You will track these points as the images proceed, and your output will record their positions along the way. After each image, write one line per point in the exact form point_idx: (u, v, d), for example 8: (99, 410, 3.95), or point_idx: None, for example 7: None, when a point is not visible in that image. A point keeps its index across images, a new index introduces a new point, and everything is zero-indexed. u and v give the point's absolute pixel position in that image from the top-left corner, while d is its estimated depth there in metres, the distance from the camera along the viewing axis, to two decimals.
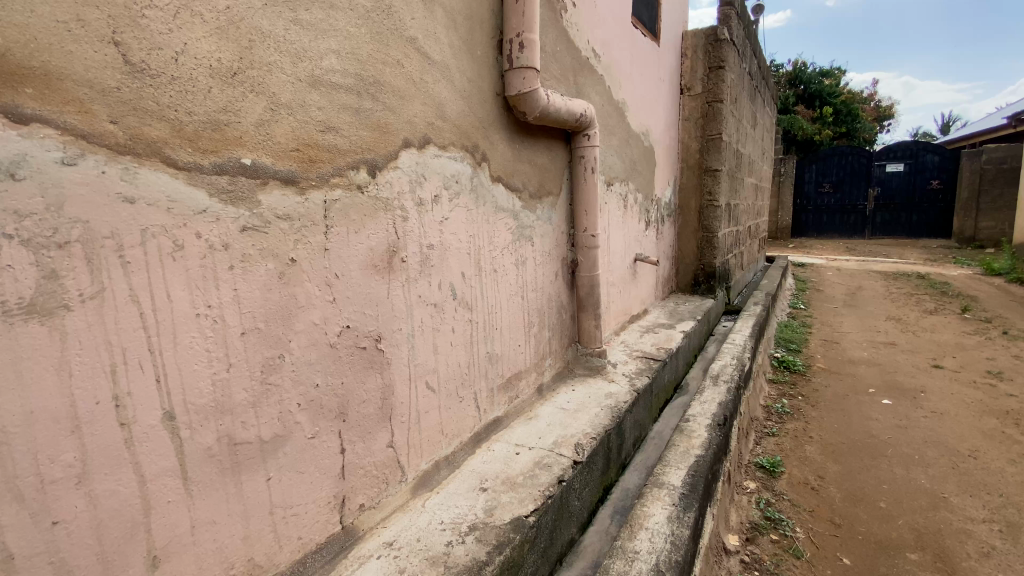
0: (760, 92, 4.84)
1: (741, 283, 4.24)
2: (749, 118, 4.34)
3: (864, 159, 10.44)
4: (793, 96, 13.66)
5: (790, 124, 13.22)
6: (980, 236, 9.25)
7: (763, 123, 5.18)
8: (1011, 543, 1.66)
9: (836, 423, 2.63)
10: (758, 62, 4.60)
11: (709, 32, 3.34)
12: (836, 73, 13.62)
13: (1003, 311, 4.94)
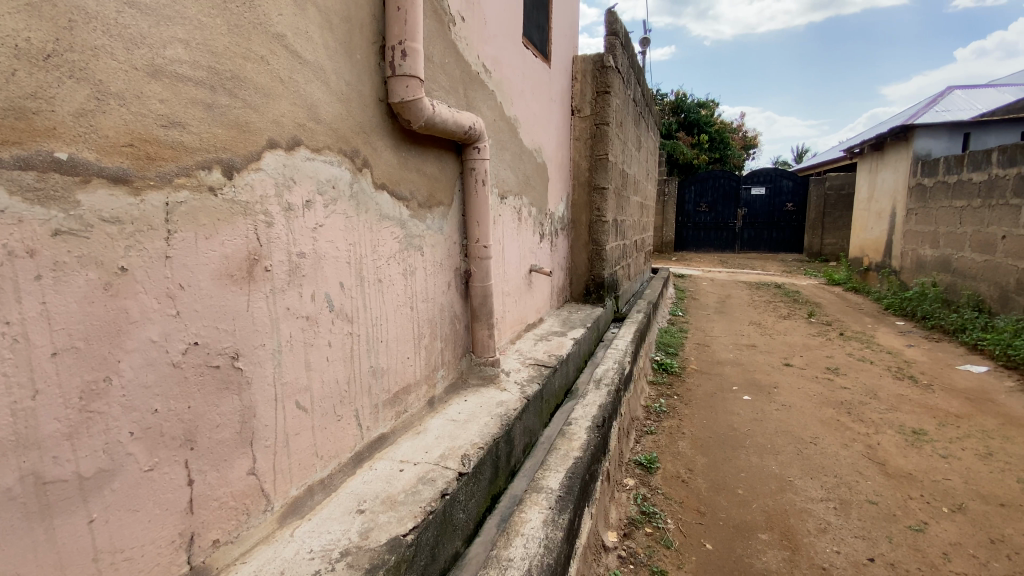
0: (644, 118, 5.25)
1: (628, 292, 4.54)
2: (634, 141, 4.69)
3: (733, 183, 11.73)
4: (674, 123, 14.98)
5: (673, 149, 14.49)
6: (825, 252, 10.75)
7: (647, 147, 5.61)
8: (843, 518, 1.91)
9: (707, 418, 2.89)
10: (641, 91, 4.98)
11: (596, 59, 3.55)
12: (710, 105, 15.19)
13: (839, 315, 5.78)
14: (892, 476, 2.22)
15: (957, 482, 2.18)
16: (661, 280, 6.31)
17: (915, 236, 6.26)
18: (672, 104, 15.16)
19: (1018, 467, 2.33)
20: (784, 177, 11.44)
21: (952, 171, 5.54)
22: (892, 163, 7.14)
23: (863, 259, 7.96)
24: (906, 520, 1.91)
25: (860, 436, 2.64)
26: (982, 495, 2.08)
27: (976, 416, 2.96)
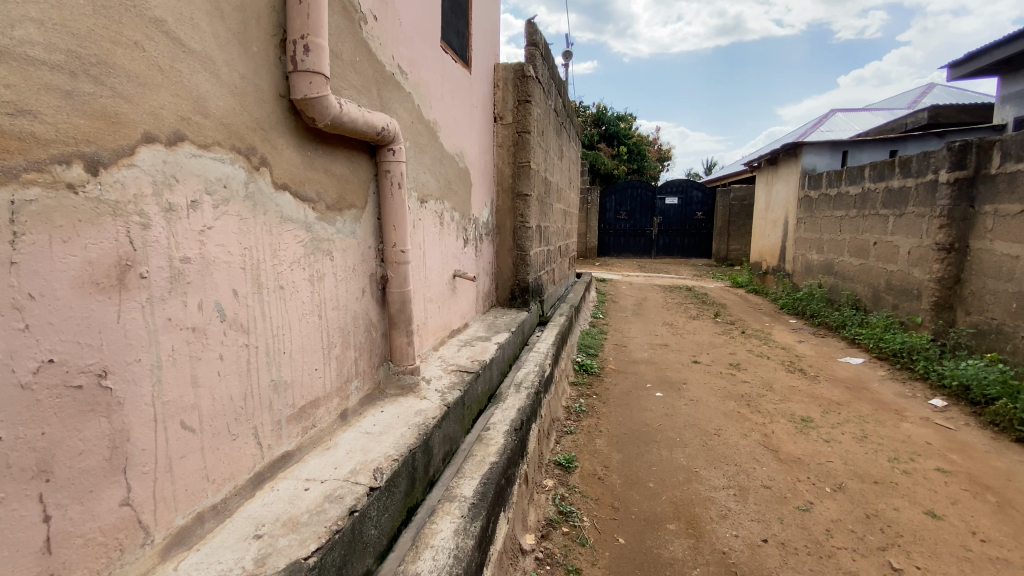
0: (565, 128, 5.39)
1: (553, 296, 4.63)
2: (556, 150, 4.80)
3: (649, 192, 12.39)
4: (596, 135, 15.57)
5: (595, 159, 15.07)
6: (731, 257, 11.62)
7: (569, 156, 5.76)
8: (740, 503, 2.06)
9: (622, 416, 3.02)
10: (562, 101, 5.11)
11: (517, 67, 3.60)
12: (628, 118, 15.97)
13: (742, 315, 6.27)
14: (784, 461, 2.43)
15: (837, 464, 2.42)
16: (584, 284, 6.51)
17: (804, 242, 6.93)
18: (594, 116, 15.77)
19: (886, 447, 2.63)
20: (693, 189, 12.27)
21: (833, 184, 6.20)
22: (785, 176, 7.87)
23: (761, 263, 8.70)
24: (795, 501, 2.09)
25: (758, 426, 2.86)
26: (857, 474, 2.32)
27: (854, 403, 3.31)
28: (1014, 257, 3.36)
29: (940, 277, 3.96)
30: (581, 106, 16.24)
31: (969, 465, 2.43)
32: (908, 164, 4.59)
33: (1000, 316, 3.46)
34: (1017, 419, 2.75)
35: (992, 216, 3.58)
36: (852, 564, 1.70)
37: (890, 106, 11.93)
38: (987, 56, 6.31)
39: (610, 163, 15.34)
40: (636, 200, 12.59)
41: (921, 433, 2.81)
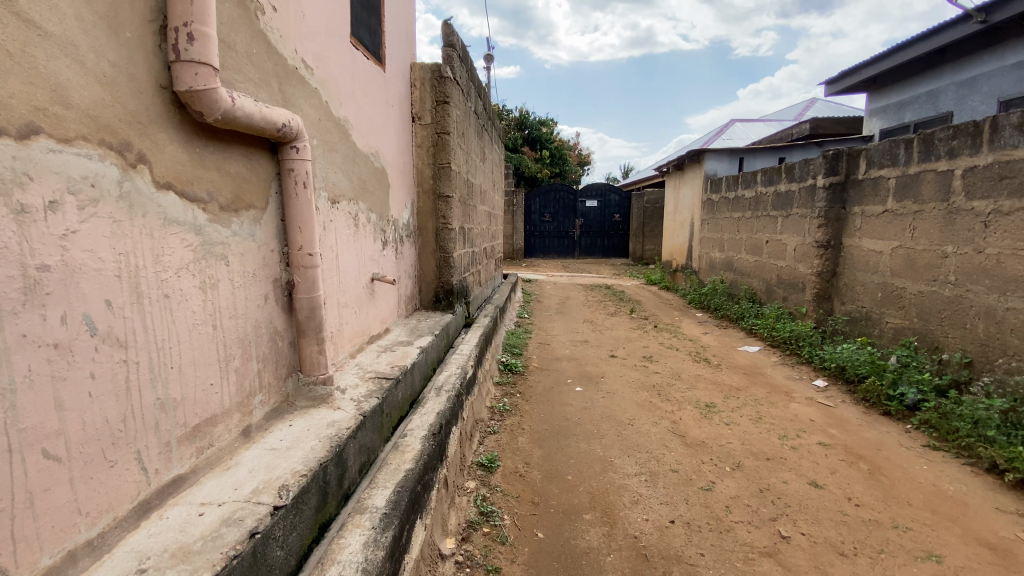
0: (487, 131, 5.40)
1: (478, 297, 4.64)
2: (478, 153, 4.79)
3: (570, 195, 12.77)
4: (518, 138, 15.80)
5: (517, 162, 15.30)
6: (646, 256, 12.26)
7: (491, 159, 5.79)
8: (651, 488, 2.17)
9: (543, 412, 3.08)
10: (483, 104, 5.12)
11: (434, 68, 3.55)
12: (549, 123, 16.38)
13: (655, 311, 6.64)
14: (689, 445, 2.61)
15: (736, 444, 2.63)
16: (509, 285, 6.58)
17: (708, 241, 7.47)
18: (516, 120, 15.99)
19: (777, 426, 2.90)
20: (612, 193, 12.85)
21: (731, 188, 6.74)
22: (690, 180, 8.44)
23: (672, 261, 9.25)
24: (699, 482, 2.24)
25: (667, 413, 3.05)
26: (752, 452, 2.53)
27: (751, 387, 3.62)
28: (878, 252, 3.84)
29: (821, 271, 4.42)
30: (504, 110, 16.42)
31: (845, 437, 2.74)
32: (792, 170, 5.10)
33: (868, 304, 3.95)
34: (883, 394, 3.14)
35: (861, 216, 4.06)
36: (747, 536, 1.85)
37: (779, 117, 13.19)
38: (855, 75, 7.18)
39: (533, 166, 15.61)
40: (558, 202, 12.93)
41: (806, 412, 3.12)
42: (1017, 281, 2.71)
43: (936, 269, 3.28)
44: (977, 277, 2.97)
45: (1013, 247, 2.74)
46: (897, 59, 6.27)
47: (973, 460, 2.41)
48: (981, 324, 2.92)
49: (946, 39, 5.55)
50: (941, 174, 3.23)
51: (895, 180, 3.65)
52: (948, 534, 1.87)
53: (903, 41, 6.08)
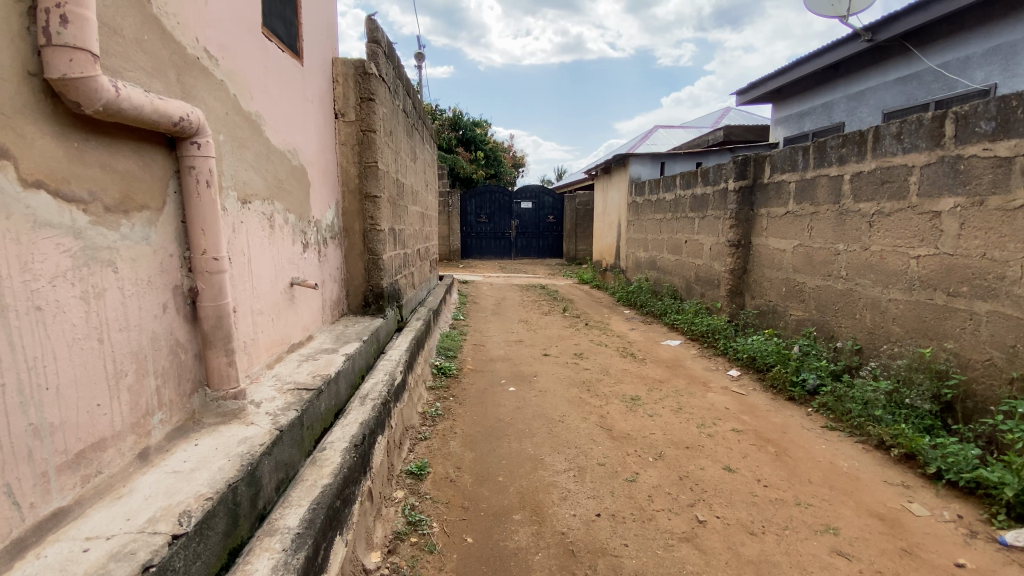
0: (417, 129, 5.30)
1: (411, 300, 4.53)
2: (408, 152, 4.69)
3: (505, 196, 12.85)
4: (453, 138, 15.69)
5: (452, 163, 15.18)
6: (579, 257, 12.58)
7: (423, 158, 5.68)
8: (578, 483, 2.22)
9: (475, 414, 3.06)
10: (412, 102, 5.02)
11: (358, 63, 3.42)
12: (483, 124, 16.39)
13: (587, 309, 6.82)
14: (616, 439, 2.69)
15: (658, 435, 2.76)
16: (444, 287, 6.50)
17: (633, 241, 7.79)
18: (450, 120, 15.87)
19: (695, 415, 3.06)
20: (546, 194, 13.10)
21: (653, 190, 7.07)
22: (617, 182, 8.75)
23: (602, 261, 9.57)
24: (624, 474, 2.32)
25: (596, 408, 3.14)
26: (673, 442, 2.66)
27: (672, 379, 3.82)
28: (782, 251, 4.17)
29: (733, 268, 4.74)
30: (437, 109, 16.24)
31: (755, 423, 2.95)
32: (707, 174, 5.42)
33: (774, 298, 4.28)
34: (787, 381, 3.41)
35: (766, 217, 4.39)
36: (667, 523, 1.94)
37: (698, 124, 14.02)
38: (761, 87, 7.82)
39: (468, 167, 15.54)
40: (493, 203, 12.97)
41: (722, 400, 3.32)
42: (897, 274, 3.02)
43: (830, 265, 3.60)
44: (863, 272, 3.30)
45: (893, 245, 3.05)
46: (797, 73, 6.90)
47: (863, 437, 2.68)
48: (868, 314, 3.24)
49: (839, 55, 6.13)
50: (834, 179, 3.55)
51: (796, 184, 3.97)
52: (843, 508, 2.06)
53: (804, 55, 6.64)
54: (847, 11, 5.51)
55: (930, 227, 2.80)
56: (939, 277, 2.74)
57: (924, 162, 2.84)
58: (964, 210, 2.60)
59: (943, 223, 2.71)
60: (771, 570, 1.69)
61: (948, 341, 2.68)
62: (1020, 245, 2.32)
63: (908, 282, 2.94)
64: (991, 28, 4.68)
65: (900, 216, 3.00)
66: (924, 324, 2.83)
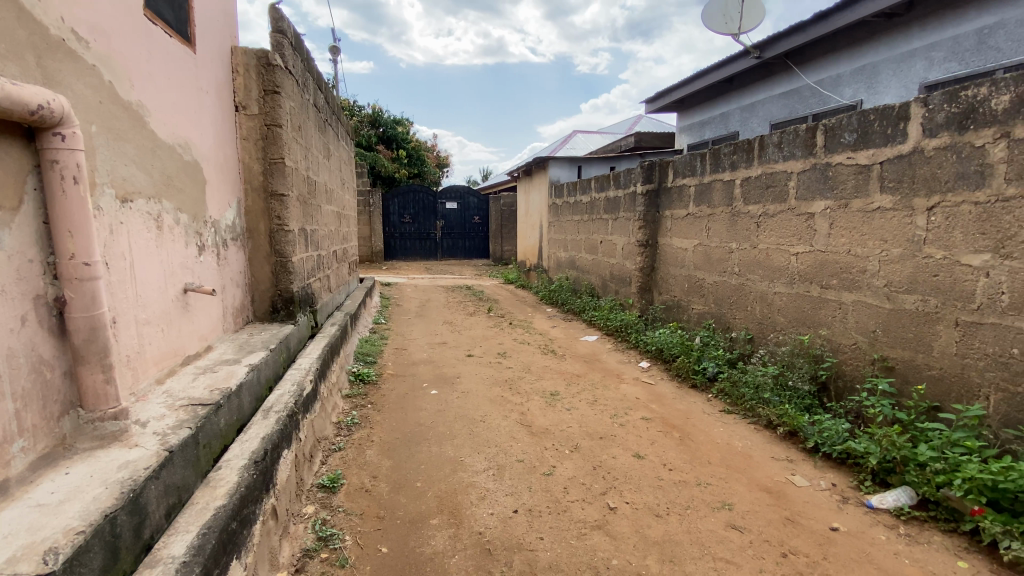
0: (331, 126, 5.07)
1: (326, 304, 4.34)
2: (320, 149, 4.47)
3: (430, 197, 12.72)
4: (373, 136, 15.20)
5: (374, 162, 14.69)
6: (504, 257, 12.69)
7: (338, 155, 5.44)
8: (497, 481, 2.25)
9: (393, 420, 2.99)
10: (325, 97, 4.79)
11: (261, 54, 3.21)
12: (405, 122, 16.03)
13: (511, 309, 6.89)
14: (535, 435, 2.75)
15: (575, 427, 2.85)
16: (364, 289, 6.28)
17: (554, 241, 7.99)
18: (369, 116, 15.35)
19: (609, 406, 3.21)
20: (470, 194, 13.11)
21: (570, 193, 7.29)
22: (538, 184, 8.92)
23: (527, 261, 9.72)
24: (542, 468, 2.37)
25: (517, 406, 3.18)
26: (589, 434, 2.76)
27: (588, 372, 3.97)
28: (684, 249, 4.47)
29: (642, 266, 5.01)
30: (356, 105, 15.65)
31: (662, 410, 3.15)
32: (618, 177, 5.69)
33: (678, 294, 4.58)
34: (690, 369, 3.67)
35: (670, 219, 4.68)
36: (581, 513, 2.01)
37: (614, 129, 14.66)
38: (666, 98, 8.36)
39: (389, 166, 15.12)
40: (416, 203, 12.73)
41: (634, 391, 3.50)
42: (781, 270, 3.34)
43: (725, 262, 3.92)
44: (752, 269, 3.62)
45: (777, 243, 3.37)
46: (697, 85, 7.44)
47: (755, 418, 2.94)
48: (758, 306, 3.57)
49: (733, 69, 6.67)
50: (727, 183, 3.87)
51: (694, 187, 4.28)
52: (737, 484, 2.25)
53: (704, 68, 7.17)
54: (738, 29, 6.03)
55: (806, 227, 3.12)
56: (814, 271, 3.07)
57: (800, 169, 3.16)
58: (833, 211, 2.93)
59: (817, 223, 3.04)
60: (675, 549, 1.80)
61: (822, 329, 3.01)
62: (877, 243, 2.66)
63: (789, 276, 3.27)
64: (856, 51, 5.31)
65: (781, 217, 3.33)
66: (804, 314, 3.16)
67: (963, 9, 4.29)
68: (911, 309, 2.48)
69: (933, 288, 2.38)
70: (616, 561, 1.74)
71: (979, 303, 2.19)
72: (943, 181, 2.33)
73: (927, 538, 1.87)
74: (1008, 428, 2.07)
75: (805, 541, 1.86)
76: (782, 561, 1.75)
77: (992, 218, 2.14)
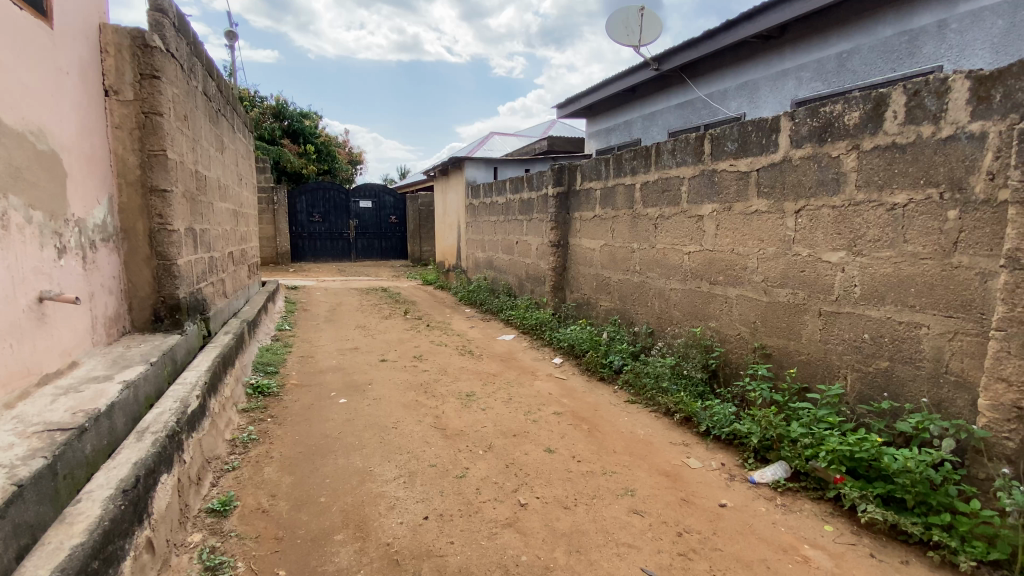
0: (225, 116, 4.66)
1: (221, 311, 4.00)
2: (211, 141, 4.08)
3: (343, 195, 12.21)
4: (279, 129, 14.21)
5: (279, 157, 13.63)
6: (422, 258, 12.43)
7: (233, 149, 5.01)
8: (408, 489, 2.19)
9: (297, 434, 2.81)
10: (217, 85, 4.39)
11: (136, 34, 2.87)
12: (313, 116, 15.18)
13: (428, 310, 6.78)
14: (449, 438, 2.72)
15: (489, 427, 2.86)
16: (265, 294, 5.86)
17: (472, 241, 7.99)
18: (273, 108, 14.35)
19: (524, 404, 3.26)
20: (386, 193, 12.83)
21: (488, 194, 7.26)
22: (454, 184, 8.86)
23: (445, 261, 9.62)
24: (454, 471, 2.35)
25: (431, 410, 3.13)
26: (502, 432, 2.79)
27: (504, 371, 4.00)
28: (592, 249, 4.65)
29: (555, 266, 5.15)
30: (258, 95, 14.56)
31: (573, 404, 3.26)
32: (531, 178, 5.80)
33: (588, 292, 4.77)
34: (598, 363, 3.84)
35: (580, 220, 4.85)
36: (492, 512, 2.02)
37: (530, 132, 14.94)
38: (575, 104, 8.69)
39: (297, 162, 14.18)
40: (328, 201, 12.12)
41: (547, 387, 3.59)
42: (676, 268, 3.59)
43: (628, 261, 4.13)
44: (652, 267, 3.85)
45: (672, 243, 3.62)
46: (604, 93, 7.81)
47: (656, 407, 3.14)
48: (657, 302, 3.80)
49: (636, 79, 7.07)
50: (629, 187, 4.08)
51: (600, 190, 4.47)
52: (639, 471, 2.39)
53: (609, 77, 7.53)
54: (638, 41, 6.41)
55: (697, 228, 3.38)
56: (704, 269, 3.33)
57: (691, 174, 3.41)
58: (719, 214, 3.20)
59: (706, 224, 3.31)
60: (582, 539, 1.87)
61: (712, 322, 3.28)
62: (756, 242, 2.94)
63: (683, 274, 3.52)
64: (740, 68, 5.84)
65: (676, 219, 3.57)
66: (696, 308, 3.42)
67: (826, 35, 4.85)
68: (784, 301, 2.77)
69: (801, 282, 2.67)
70: (525, 557, 1.77)
71: (838, 295, 2.49)
72: (808, 187, 2.62)
73: (800, 507, 2.09)
74: (862, 404, 2.38)
75: (697, 519, 2.01)
76: (677, 540, 1.88)
77: (846, 220, 2.44)
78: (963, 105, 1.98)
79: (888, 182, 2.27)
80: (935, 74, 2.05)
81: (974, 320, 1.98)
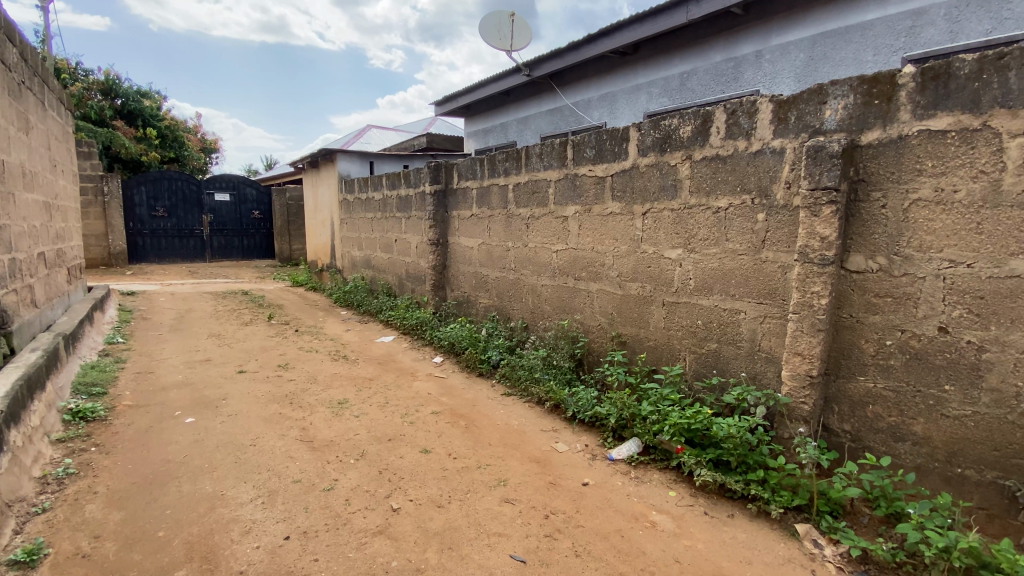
0: (32, 90, 3.87)
1: (26, 324, 3.32)
2: (11, 119, 3.37)
3: (194, 186, 10.87)
4: (109, 108, 12.13)
5: (109, 139, 11.62)
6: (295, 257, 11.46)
7: (44, 129, 4.18)
8: (267, 510, 2.03)
9: (129, 463, 2.44)
10: (19, 51, 3.62)
11: None
12: (154, 96, 13.22)
13: (297, 313, 6.31)
14: (317, 449, 2.56)
15: (363, 434, 2.75)
16: (89, 301, 4.99)
17: (347, 240, 7.61)
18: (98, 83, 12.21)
19: (400, 407, 3.18)
20: (246, 185, 11.64)
21: (364, 189, 6.95)
22: (326, 178, 8.37)
23: (318, 261, 9.07)
24: (322, 484, 2.23)
25: (297, 422, 2.92)
26: (376, 438, 2.70)
27: (381, 375, 3.88)
28: (470, 247, 4.69)
29: (435, 265, 5.11)
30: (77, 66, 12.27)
31: (451, 402, 3.26)
32: (408, 175, 5.68)
33: (467, 290, 4.81)
34: (476, 360, 3.89)
35: (457, 219, 4.86)
36: (362, 522, 1.96)
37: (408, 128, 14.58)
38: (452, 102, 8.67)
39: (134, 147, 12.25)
40: (175, 193, 10.65)
41: (425, 388, 3.54)
42: (545, 265, 3.77)
43: (503, 259, 4.25)
44: (525, 265, 4.00)
45: (542, 242, 3.79)
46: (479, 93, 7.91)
47: (528, 397, 3.28)
48: (530, 298, 3.96)
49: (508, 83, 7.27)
50: (503, 187, 4.18)
51: (476, 190, 4.53)
52: (512, 460, 2.47)
53: (484, 78, 7.64)
54: (510, 46, 6.61)
55: (563, 228, 3.58)
56: (570, 266, 3.54)
57: (557, 177, 3.60)
58: (581, 215, 3.42)
59: (570, 224, 3.52)
60: (454, 535, 1.89)
61: (576, 315, 3.50)
62: (611, 241, 3.20)
63: (552, 272, 3.71)
64: (600, 80, 6.29)
65: (544, 219, 3.75)
66: (564, 302, 3.62)
67: (670, 55, 5.43)
68: (635, 293, 3.06)
69: (648, 277, 2.97)
70: (395, 563, 1.74)
71: (677, 286, 2.82)
72: (652, 191, 2.92)
73: (650, 477, 2.34)
74: (697, 381, 2.72)
75: (562, 500, 2.14)
76: (544, 522, 1.98)
77: (682, 221, 2.77)
78: (768, 124, 2.35)
79: (713, 188, 2.61)
80: (747, 98, 2.40)
81: (777, 305, 2.37)
